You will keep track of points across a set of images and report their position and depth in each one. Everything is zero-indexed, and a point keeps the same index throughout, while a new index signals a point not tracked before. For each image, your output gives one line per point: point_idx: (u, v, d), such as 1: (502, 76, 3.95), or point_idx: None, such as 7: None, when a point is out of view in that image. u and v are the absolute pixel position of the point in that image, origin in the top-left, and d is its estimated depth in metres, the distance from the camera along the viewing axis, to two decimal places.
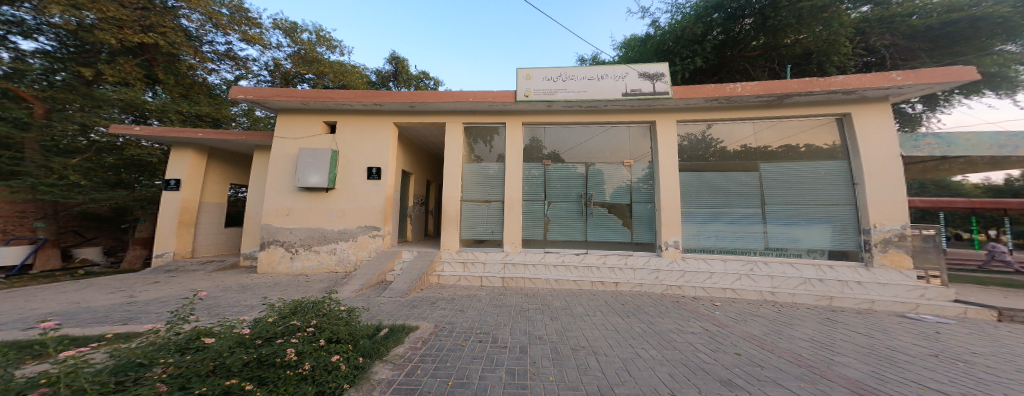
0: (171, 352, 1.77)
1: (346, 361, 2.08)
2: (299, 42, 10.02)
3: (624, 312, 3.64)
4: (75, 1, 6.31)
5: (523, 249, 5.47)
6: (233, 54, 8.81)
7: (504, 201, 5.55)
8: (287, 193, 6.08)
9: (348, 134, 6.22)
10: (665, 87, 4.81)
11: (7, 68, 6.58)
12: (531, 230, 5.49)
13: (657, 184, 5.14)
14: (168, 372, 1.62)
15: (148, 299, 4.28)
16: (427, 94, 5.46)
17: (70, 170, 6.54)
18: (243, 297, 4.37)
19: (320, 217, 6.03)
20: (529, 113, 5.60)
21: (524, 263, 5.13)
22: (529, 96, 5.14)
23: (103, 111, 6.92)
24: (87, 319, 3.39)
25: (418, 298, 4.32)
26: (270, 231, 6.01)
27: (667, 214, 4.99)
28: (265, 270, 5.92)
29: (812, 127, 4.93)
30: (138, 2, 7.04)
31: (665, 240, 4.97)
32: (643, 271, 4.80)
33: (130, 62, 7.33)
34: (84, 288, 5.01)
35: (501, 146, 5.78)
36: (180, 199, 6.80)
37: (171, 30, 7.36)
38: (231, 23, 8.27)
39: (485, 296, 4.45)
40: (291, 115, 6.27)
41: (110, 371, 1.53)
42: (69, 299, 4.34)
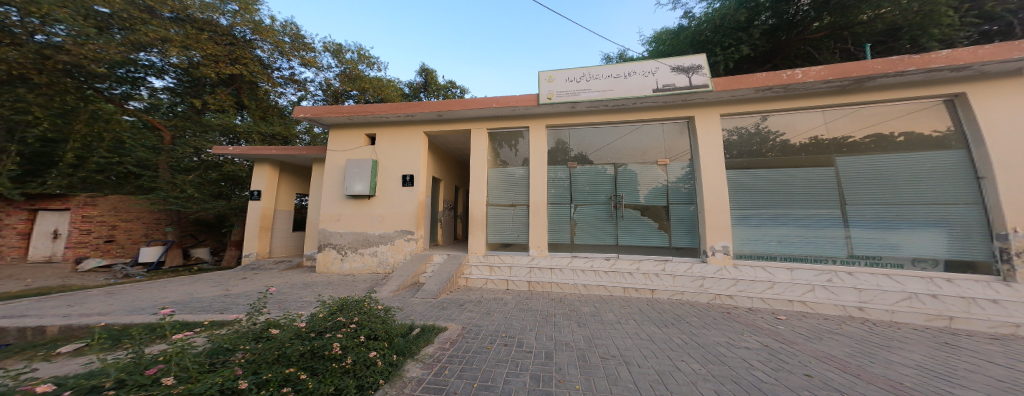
0: (247, 341, 1.99)
1: (382, 358, 2.17)
2: (345, 62, 10.87)
3: (662, 321, 3.44)
4: (187, 43, 7.85)
5: (549, 252, 5.38)
6: (297, 79, 10.13)
7: (530, 204, 5.53)
8: (337, 199, 6.56)
9: (385, 144, 6.59)
10: (703, 79, 4.53)
11: (147, 104, 8.50)
12: (560, 234, 5.39)
13: (698, 184, 4.85)
14: (245, 357, 1.85)
15: (239, 292, 4.86)
16: (453, 102, 5.65)
17: (187, 184, 8.00)
18: (303, 294, 4.76)
19: (363, 222, 6.41)
20: (551, 116, 5.56)
21: (551, 268, 5.06)
22: (552, 99, 5.09)
23: (209, 136, 8.47)
24: (196, 308, 3.93)
25: (448, 299, 4.42)
26: (324, 235, 6.52)
27: (712, 217, 4.68)
28: (322, 269, 6.42)
29: (882, 118, 4.39)
30: (227, 39, 8.64)
31: (711, 246, 4.64)
32: (685, 277, 4.52)
33: (224, 92, 8.98)
34: (198, 280, 5.90)
35: (526, 149, 5.79)
36: (261, 207, 7.66)
37: (251, 61, 8.83)
38: (292, 50, 9.56)
39: (511, 300, 4.45)
40: (339, 129, 6.78)
41: (205, 354, 1.82)
42: (187, 289, 5.07)
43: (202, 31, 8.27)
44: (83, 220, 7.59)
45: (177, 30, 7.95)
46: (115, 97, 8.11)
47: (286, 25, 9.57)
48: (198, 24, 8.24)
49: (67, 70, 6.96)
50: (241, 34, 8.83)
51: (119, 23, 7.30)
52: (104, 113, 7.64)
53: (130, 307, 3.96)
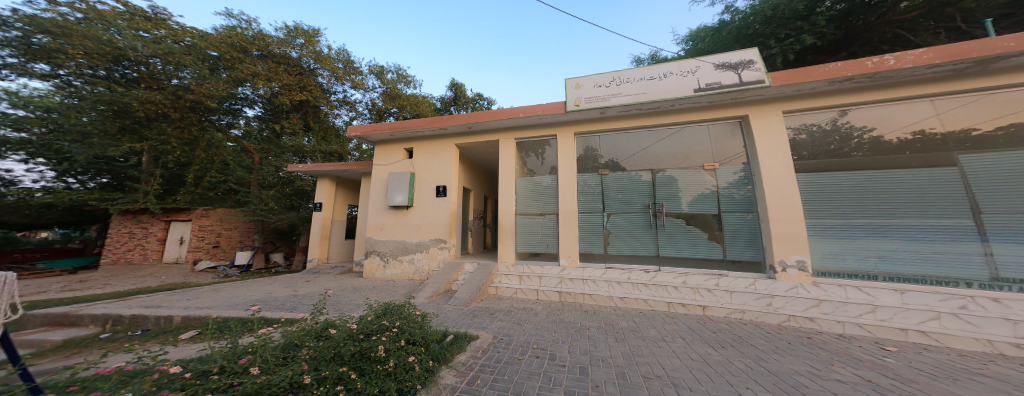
0: (310, 338, 2.18)
1: (419, 363, 2.23)
2: (387, 82, 11.81)
3: (718, 342, 3.11)
4: (270, 77, 9.14)
5: (581, 263, 5.20)
6: (349, 100, 11.22)
7: (559, 213, 5.43)
8: (380, 210, 7.02)
9: (421, 157, 6.95)
10: (756, 75, 4.16)
11: (243, 131, 9.91)
12: (593, 245, 5.20)
13: (756, 191, 4.44)
14: (309, 353, 2.03)
15: (304, 294, 5.35)
16: (481, 114, 5.82)
17: (269, 199, 9.11)
18: (353, 297, 5.11)
19: (402, 230, 6.78)
20: (575, 122, 5.52)
21: (583, 279, 4.88)
22: (580, 106, 5.03)
23: (285, 156, 9.60)
24: (274, 305, 4.42)
25: (480, 308, 4.46)
26: (371, 243, 6.99)
27: (777, 227, 4.22)
28: (370, 275, 6.84)
29: (997, 109, 3.73)
30: (298, 69, 9.85)
31: (782, 260, 4.16)
32: (745, 295, 4.10)
33: (296, 117, 10.19)
34: (275, 281, 6.68)
35: (553, 157, 5.76)
36: (321, 217, 8.49)
37: (314, 87, 10.00)
38: (345, 74, 10.60)
39: (541, 311, 4.35)
40: (385, 145, 7.31)
41: (280, 348, 2.05)
42: (264, 289, 5.74)
43: (280, 65, 9.61)
44: (200, 229, 9.35)
45: (262, 66, 9.39)
46: (221, 127, 9.73)
47: (337, 52, 10.64)
48: (277, 58, 9.60)
49: (192, 107, 8.88)
50: (307, 64, 10.03)
51: (224, 63, 9.06)
52: (215, 140, 9.43)
53: (228, 303, 4.56)
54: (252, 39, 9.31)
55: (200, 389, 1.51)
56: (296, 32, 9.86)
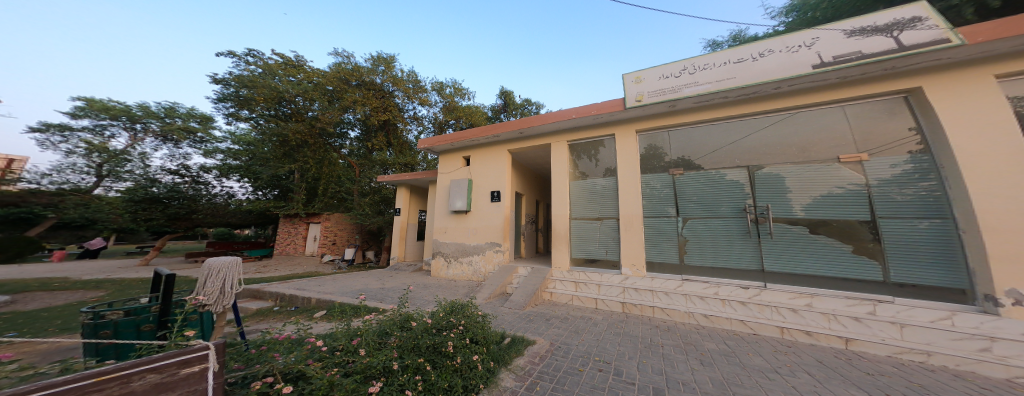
0: (396, 327, 2.44)
1: (481, 362, 2.33)
2: (445, 96, 12.83)
3: (875, 386, 2.39)
4: (361, 102, 10.80)
5: (647, 273, 4.74)
6: (418, 117, 12.52)
7: (619, 218, 5.08)
8: (444, 215, 7.55)
9: (477, 164, 7.29)
10: (931, 34, 3.20)
11: (348, 150, 12.24)
12: (663, 253, 4.70)
13: (951, 189, 3.35)
14: (397, 342, 2.27)
15: (386, 287, 6.13)
16: (533, 119, 5.87)
17: (366, 205, 10.95)
18: (424, 293, 5.64)
19: (462, 234, 7.18)
20: (633, 120, 5.14)
21: (652, 290, 4.43)
22: (642, 101, 4.64)
23: (374, 169, 11.53)
24: (375, 295, 5.39)
25: (534, 312, 4.42)
26: (436, 245, 7.58)
27: (1000, 240, 3.04)
28: (436, 273, 7.40)
29: None
30: (382, 94, 11.47)
31: (1009, 289, 2.97)
32: (930, 332, 3.05)
33: (381, 135, 11.89)
34: (369, 275, 7.90)
35: (608, 158, 5.43)
36: (400, 221, 9.62)
37: (393, 108, 11.50)
38: (414, 93, 11.88)
39: (602, 321, 4.08)
40: (448, 155, 7.86)
41: (379, 332, 2.38)
42: (359, 281, 6.81)
43: (371, 91, 11.32)
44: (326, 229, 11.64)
45: (359, 94, 11.19)
46: (336, 148, 12.15)
47: (407, 74, 12.01)
48: (369, 85, 11.30)
49: (320, 132, 11.34)
50: (387, 88, 11.57)
51: (335, 95, 11.05)
52: (331, 158, 11.71)
53: (342, 291, 5.66)
54: (352, 71, 11.08)
55: (331, 361, 1.91)
56: (379, 60, 11.45)
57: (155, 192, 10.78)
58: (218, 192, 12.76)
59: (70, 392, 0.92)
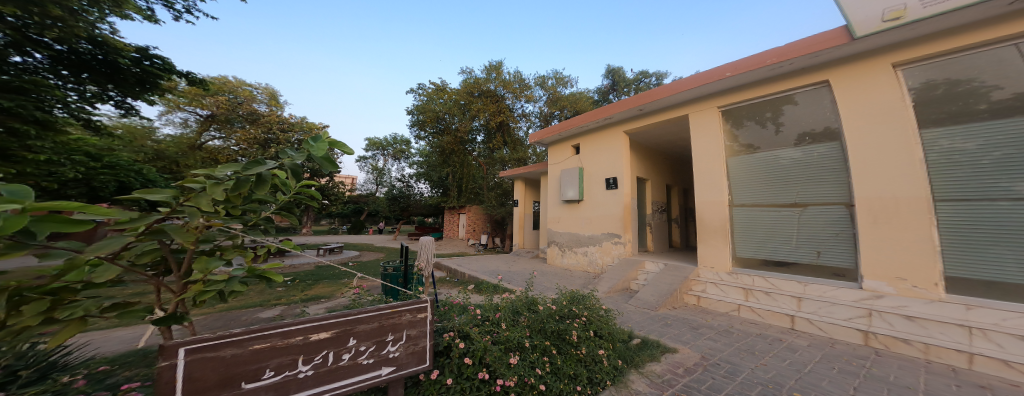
0: (524, 308, 2.43)
1: (607, 358, 2.22)
2: (548, 88, 12.74)
3: None
4: (481, 110, 12.22)
5: (944, 295, 2.85)
6: (528, 113, 13.18)
7: (853, 204, 3.37)
8: (556, 206, 7.46)
9: (588, 151, 6.76)
10: None
11: (481, 152, 14.05)
12: (988, 266, 2.72)
13: None
14: (528, 321, 2.27)
15: (514, 270, 6.82)
16: (659, 89, 4.85)
17: (495, 200, 12.52)
18: (547, 279, 5.83)
19: (574, 223, 6.88)
20: (842, 60, 3.47)
21: (942, 320, 2.68)
22: (902, 18, 2.83)
23: (496, 167, 13.01)
24: (506, 276, 6.10)
25: (679, 318, 3.64)
26: (552, 233, 7.52)
27: None
28: (553, 261, 7.34)
29: None
30: (495, 98, 12.58)
31: None
32: None
33: (499, 136, 13.25)
34: (500, 258, 9.04)
35: (806, 119, 3.77)
36: (521, 213, 10.30)
37: (504, 110, 12.49)
38: (521, 91, 12.56)
39: (799, 346, 2.91)
40: (555, 147, 7.71)
41: (512, 307, 2.44)
42: (491, 263, 7.87)
43: (489, 98, 12.58)
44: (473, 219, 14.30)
45: (481, 102, 12.57)
46: (470, 152, 14.04)
47: (513, 75, 12.73)
48: (488, 94, 12.58)
49: (461, 140, 13.48)
50: (500, 93, 12.65)
51: (462, 109, 12.84)
52: (468, 161, 13.79)
53: (483, 270, 6.72)
54: (474, 84, 12.61)
55: (484, 324, 2.11)
56: (491, 68, 12.56)
57: (393, 192, 19.51)
58: (416, 192, 19.95)
59: (380, 316, 1.37)
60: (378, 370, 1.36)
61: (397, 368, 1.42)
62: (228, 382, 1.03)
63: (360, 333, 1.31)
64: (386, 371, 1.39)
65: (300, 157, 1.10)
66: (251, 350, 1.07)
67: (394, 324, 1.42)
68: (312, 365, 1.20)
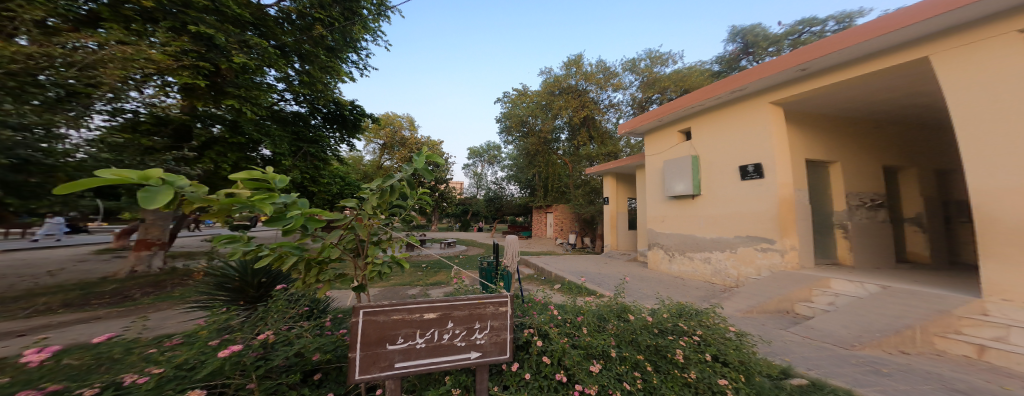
0: (614, 316, 2.63)
1: (735, 390, 2.02)
2: (643, 71, 13.39)
3: None
4: (563, 108, 13.93)
5: None
6: (615, 104, 14.51)
7: None
8: (665, 202, 7.67)
9: (709, 138, 6.52)
10: None
11: (569, 148, 15.59)
12: None
13: None
14: (617, 331, 2.44)
15: (607, 275, 7.20)
16: (848, 35, 3.93)
17: (581, 198, 13.60)
18: (646, 287, 5.81)
19: (693, 223, 6.83)
20: None
21: None
22: None
23: (583, 163, 13.97)
24: (594, 280, 6.57)
25: (883, 361, 2.89)
26: (657, 235, 7.88)
27: None
28: (654, 265, 7.85)
29: None
30: (578, 93, 14.22)
31: None
32: None
33: (584, 134, 14.75)
34: (588, 260, 9.73)
35: None
36: (611, 210, 10.83)
37: (588, 102, 13.96)
38: (606, 81, 13.90)
39: None
40: (662, 132, 7.78)
41: (599, 315, 2.68)
42: (579, 267, 8.42)
43: (570, 94, 14.21)
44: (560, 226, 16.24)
45: (562, 100, 14.21)
46: (554, 149, 15.87)
47: (596, 67, 14.28)
48: (569, 90, 14.29)
49: (547, 140, 15.43)
50: (582, 87, 14.28)
51: (549, 109, 14.46)
52: (551, 160, 15.60)
53: (572, 274, 7.32)
54: (554, 83, 14.34)
55: (564, 330, 2.34)
56: (569, 64, 14.27)
57: None
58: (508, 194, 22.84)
59: (472, 306, 1.83)
60: (469, 353, 1.82)
61: (483, 355, 1.85)
62: (381, 341, 1.64)
63: (455, 317, 1.79)
64: (474, 356, 1.83)
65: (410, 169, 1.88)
66: (389, 318, 1.66)
67: (483, 314, 1.86)
68: (424, 340, 1.73)
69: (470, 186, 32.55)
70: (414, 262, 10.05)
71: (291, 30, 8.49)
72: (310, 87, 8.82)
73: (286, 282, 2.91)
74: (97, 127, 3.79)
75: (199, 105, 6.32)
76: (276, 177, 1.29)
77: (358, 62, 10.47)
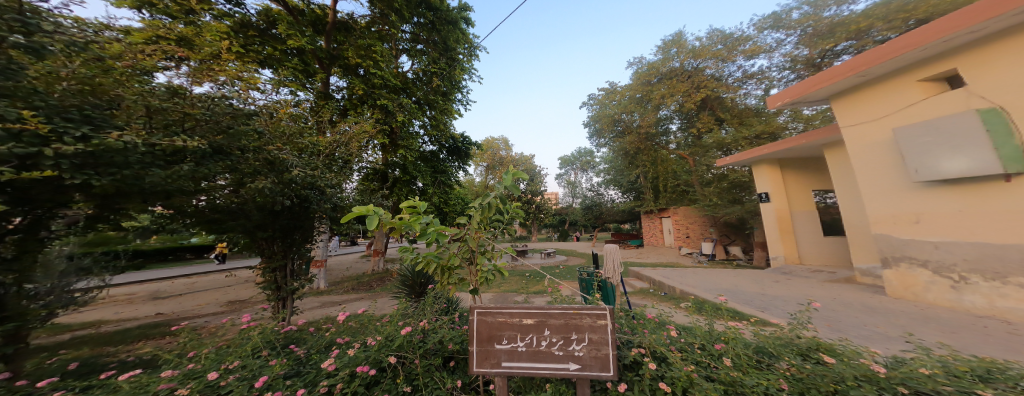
0: (791, 354, 2.12)
1: None
2: (803, 20, 10.23)
3: None
4: (668, 95, 12.26)
5: None
6: (753, 73, 11.83)
7: None
8: (913, 193, 4.92)
9: (1021, 72, 3.78)
10: None
11: (689, 137, 13.51)
12: None
13: None
14: (797, 372, 1.92)
15: (774, 296, 5.70)
16: None
17: (712, 196, 11.49)
18: (871, 323, 4.04)
19: (1013, 223, 3.92)
20: None
21: None
22: None
23: (711, 153, 11.79)
24: (745, 302, 5.38)
25: None
26: (899, 245, 5.09)
27: None
28: (902, 294, 5.05)
29: None
30: (687, 74, 12.31)
31: None
32: None
33: (707, 118, 12.56)
34: (740, 275, 7.96)
35: None
36: (774, 209, 8.69)
37: (706, 80, 11.85)
38: (732, 51, 11.53)
39: None
40: (881, 85, 5.21)
41: (756, 350, 2.25)
42: (718, 283, 7.02)
43: (675, 78, 12.45)
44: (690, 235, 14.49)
45: (664, 86, 12.61)
46: (664, 145, 14.22)
47: (713, 38, 12.16)
48: (673, 74, 12.55)
49: (654, 136, 14.01)
50: (690, 66, 12.29)
51: (649, 99, 13.02)
52: (662, 157, 13.89)
53: (707, 290, 6.22)
54: (648, 71, 12.98)
55: (692, 358, 2.11)
56: (670, 45, 12.71)
57: None
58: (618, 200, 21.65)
59: (569, 316, 1.88)
60: (567, 363, 1.86)
61: (582, 368, 1.84)
62: (490, 340, 1.96)
63: (551, 326, 1.90)
64: (573, 367, 1.85)
65: (502, 188, 2.33)
66: (494, 320, 1.96)
67: (580, 326, 1.88)
68: (523, 345, 1.93)
69: (566, 196, 32.26)
70: (527, 270, 10.88)
71: (420, 85, 11.31)
72: (436, 128, 11.24)
73: (428, 281, 5.19)
74: (351, 184, 5.79)
75: (388, 157, 10.16)
76: (418, 204, 2.30)
77: (462, 99, 12.50)
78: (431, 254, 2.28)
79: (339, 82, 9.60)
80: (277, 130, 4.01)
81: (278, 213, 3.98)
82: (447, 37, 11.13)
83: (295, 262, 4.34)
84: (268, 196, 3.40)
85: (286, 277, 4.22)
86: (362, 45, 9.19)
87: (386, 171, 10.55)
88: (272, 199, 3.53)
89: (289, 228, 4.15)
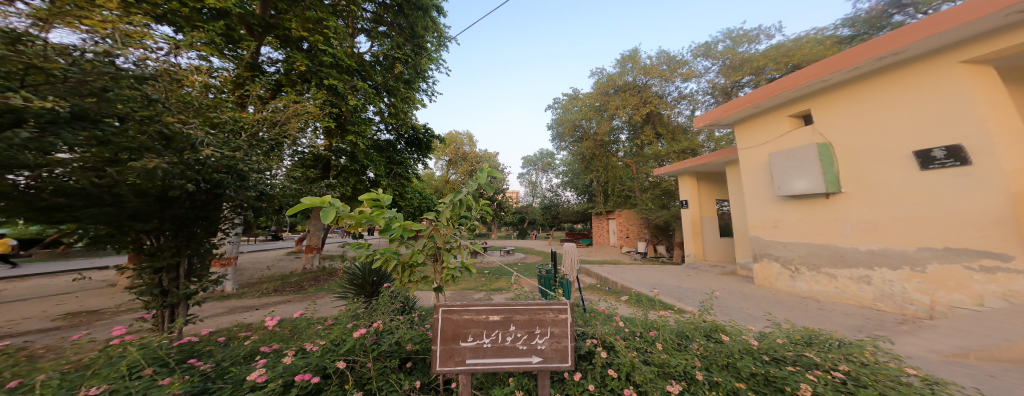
0: (699, 336, 2.54)
1: None
2: (723, 55, 11.98)
3: None
4: (624, 106, 13.29)
5: None
6: (687, 95, 13.49)
7: None
8: (774, 205, 6.28)
9: (843, 119, 5.10)
10: None
11: (634, 147, 14.90)
12: None
13: None
14: (705, 351, 2.30)
15: (689, 288, 6.65)
16: None
17: (649, 201, 12.87)
18: (746, 305, 5.03)
19: (828, 230, 5.31)
20: None
21: None
22: None
23: (649, 163, 13.18)
24: (672, 294, 6.13)
25: None
26: (764, 244, 6.48)
27: None
28: (763, 283, 6.42)
29: None
30: (638, 89, 13.54)
31: None
32: None
33: (649, 131, 13.99)
34: (664, 271, 9.09)
35: None
36: (689, 214, 10.04)
37: (652, 97, 13.16)
38: (672, 73, 12.95)
39: None
40: (762, 118, 6.50)
41: (678, 333, 2.63)
42: (649, 277, 7.93)
43: (627, 91, 13.60)
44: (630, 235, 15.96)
45: (619, 98, 13.66)
46: (614, 152, 15.46)
47: (660, 59, 13.47)
48: (626, 88, 13.68)
49: (609, 142, 15.11)
50: (644, 82, 13.55)
51: (605, 109, 14.00)
52: (611, 163, 15.09)
53: (641, 285, 6.98)
54: (608, 82, 13.94)
55: (634, 345, 2.36)
56: (626, 60, 13.78)
57: None
58: None
59: (534, 312, 1.99)
60: (530, 357, 1.95)
61: (544, 361, 1.95)
62: (455, 337, 1.93)
63: (517, 322, 1.98)
64: (535, 360, 1.95)
65: (474, 185, 2.34)
66: (460, 317, 1.94)
67: (544, 321, 2.00)
68: (488, 341, 1.96)
69: (527, 195, 33.08)
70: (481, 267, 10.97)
71: (380, 70, 10.39)
72: (395, 117, 10.58)
73: (385, 281, 4.90)
74: (286, 170, 5.15)
75: (333, 143, 9.17)
76: (381, 198, 2.08)
77: (427, 90, 11.97)
78: (391, 251, 2.15)
79: (273, 54, 8.34)
80: (182, 98, 3.31)
81: (172, 199, 3.01)
82: (415, 24, 10.63)
83: (193, 261, 3.40)
84: (162, 180, 2.59)
85: (177, 280, 3.27)
86: (310, 17, 8.24)
87: (330, 159, 9.53)
88: (167, 183, 2.70)
89: (186, 220, 3.19)
